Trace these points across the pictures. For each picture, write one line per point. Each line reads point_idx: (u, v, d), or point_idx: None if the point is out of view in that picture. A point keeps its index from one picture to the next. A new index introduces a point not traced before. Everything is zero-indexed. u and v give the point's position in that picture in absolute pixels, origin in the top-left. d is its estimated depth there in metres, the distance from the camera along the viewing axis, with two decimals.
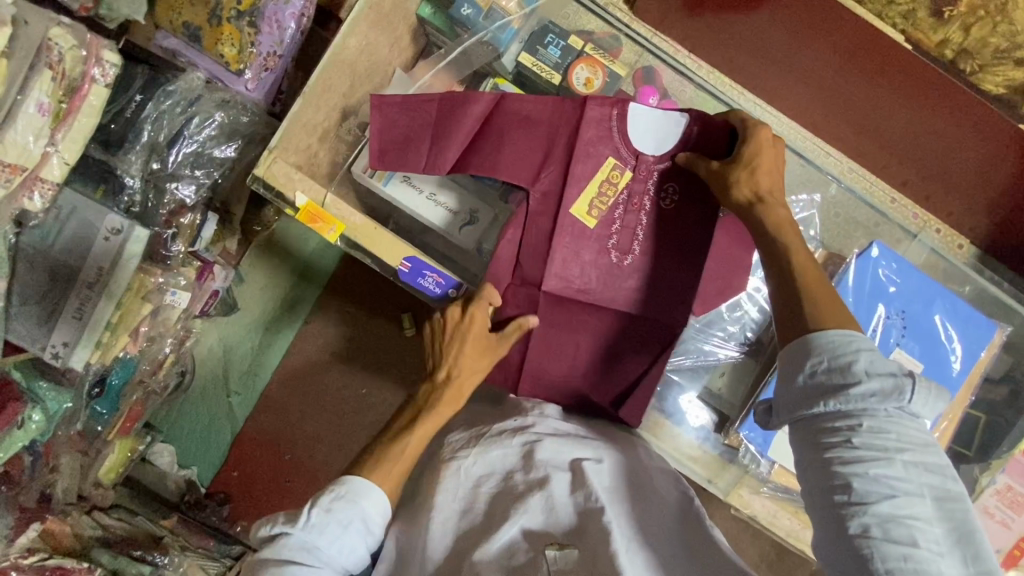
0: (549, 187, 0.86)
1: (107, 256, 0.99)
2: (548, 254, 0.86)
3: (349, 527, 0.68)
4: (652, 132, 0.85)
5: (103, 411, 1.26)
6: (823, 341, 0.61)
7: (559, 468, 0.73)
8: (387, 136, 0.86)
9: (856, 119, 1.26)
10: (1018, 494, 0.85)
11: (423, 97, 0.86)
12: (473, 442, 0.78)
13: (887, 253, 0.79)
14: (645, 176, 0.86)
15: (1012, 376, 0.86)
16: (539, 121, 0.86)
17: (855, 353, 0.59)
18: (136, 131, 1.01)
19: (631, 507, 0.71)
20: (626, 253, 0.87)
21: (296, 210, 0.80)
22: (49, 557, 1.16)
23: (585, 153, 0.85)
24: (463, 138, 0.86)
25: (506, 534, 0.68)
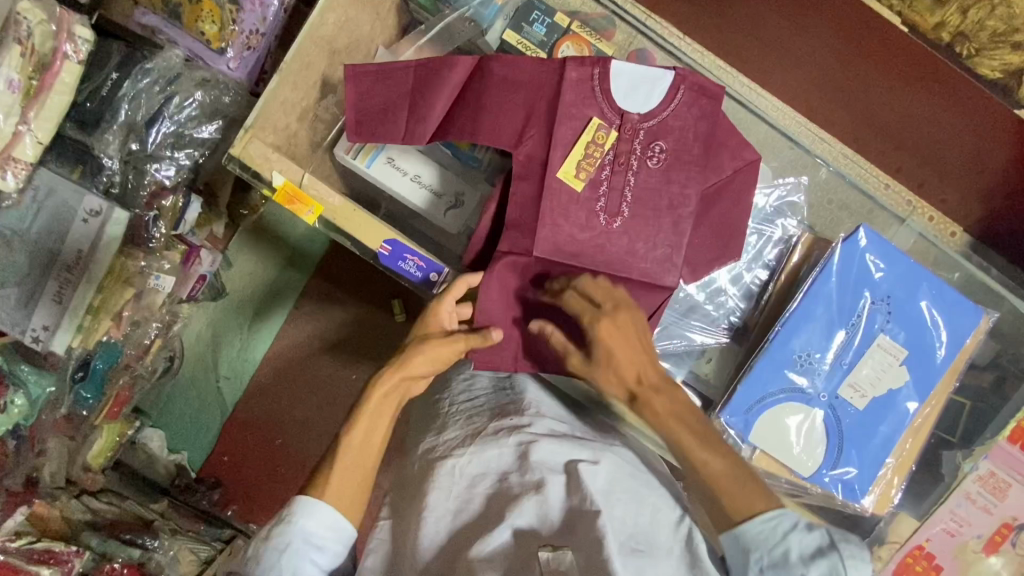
0: (532, 151, 0.81)
1: (86, 238, 0.97)
2: (537, 216, 0.81)
3: (288, 549, 0.65)
4: (638, 90, 0.80)
5: (88, 395, 1.20)
6: (750, 534, 0.62)
7: (555, 470, 0.71)
8: (365, 106, 0.84)
9: (852, 105, 1.25)
10: (1002, 481, 0.83)
11: (400, 64, 0.83)
12: (470, 441, 0.75)
13: (874, 237, 0.76)
14: (631, 136, 0.81)
15: (1000, 362, 0.85)
16: (521, 82, 0.81)
17: (786, 538, 0.61)
18: (113, 111, 0.98)
19: (626, 507, 0.69)
20: (615, 216, 0.81)
21: (273, 190, 0.77)
22: (37, 540, 1.15)
23: (567, 113, 0.80)
24: (443, 101, 0.83)
25: (498, 538, 0.66)
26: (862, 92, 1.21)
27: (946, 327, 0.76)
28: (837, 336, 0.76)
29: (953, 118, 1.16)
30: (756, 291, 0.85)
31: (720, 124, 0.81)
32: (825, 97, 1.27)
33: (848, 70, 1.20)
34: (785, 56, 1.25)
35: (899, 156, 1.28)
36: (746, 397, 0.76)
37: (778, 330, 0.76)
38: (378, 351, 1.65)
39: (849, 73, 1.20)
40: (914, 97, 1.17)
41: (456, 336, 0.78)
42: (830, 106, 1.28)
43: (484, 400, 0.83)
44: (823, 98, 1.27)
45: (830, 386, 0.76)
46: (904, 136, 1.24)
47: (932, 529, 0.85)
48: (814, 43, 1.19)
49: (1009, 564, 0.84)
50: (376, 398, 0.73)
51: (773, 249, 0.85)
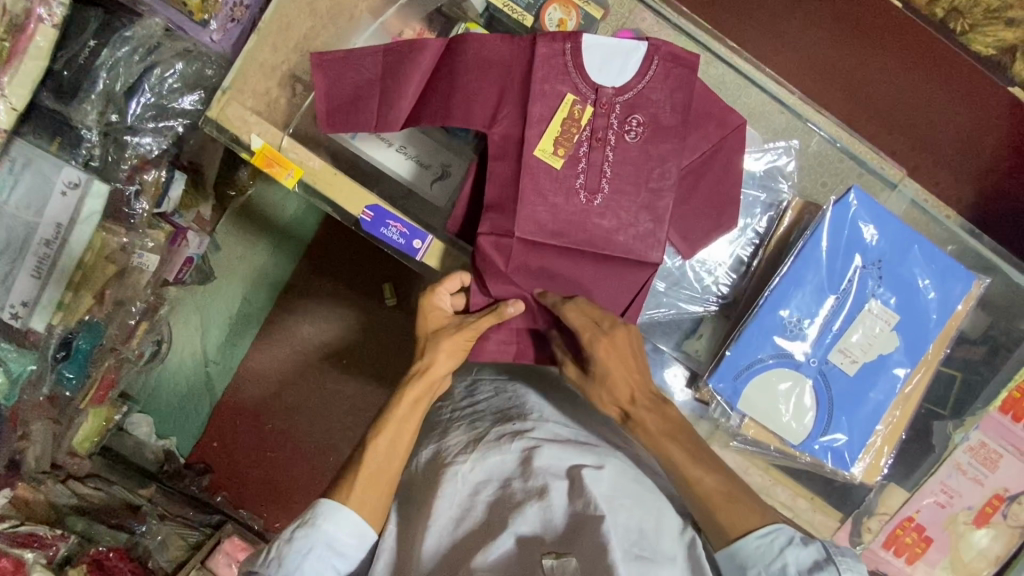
0: (508, 130, 0.75)
1: (66, 212, 0.95)
2: (515, 197, 0.75)
3: (311, 554, 0.65)
4: (609, 64, 0.74)
5: (71, 375, 1.15)
6: (747, 550, 0.64)
7: (558, 475, 0.66)
8: (335, 96, 0.79)
9: (847, 87, 1.26)
10: (993, 451, 0.84)
11: (366, 49, 0.78)
12: (471, 448, 0.72)
13: (866, 200, 0.74)
14: (607, 110, 0.75)
15: (993, 338, 0.83)
16: (493, 60, 0.75)
17: (780, 554, 0.62)
18: (91, 79, 0.95)
19: (631, 513, 0.64)
20: (595, 193, 0.75)
21: (251, 154, 0.75)
22: (20, 524, 1.15)
23: (540, 91, 0.74)
24: (413, 85, 0.78)
25: (500, 548, 0.62)
26: (859, 72, 1.24)
27: (937, 290, 0.75)
28: (827, 301, 0.75)
29: (950, 96, 1.21)
30: (746, 260, 0.83)
31: (694, 94, 0.76)
32: (820, 82, 1.26)
33: (845, 51, 1.23)
34: (780, 38, 1.25)
35: (896, 140, 1.28)
36: (734, 362, 0.75)
37: (766, 297, 0.74)
38: (369, 335, 1.64)
39: (845, 60, 1.24)
40: (911, 75, 1.22)
41: (467, 325, 0.76)
42: (826, 91, 1.27)
43: (486, 406, 0.82)
44: (818, 83, 1.27)
45: (819, 352, 0.75)
46: (900, 117, 1.26)
47: (922, 500, 0.85)
48: (813, 34, 1.24)
49: (998, 537, 0.85)
50: (405, 404, 0.74)
51: (764, 221, 0.83)
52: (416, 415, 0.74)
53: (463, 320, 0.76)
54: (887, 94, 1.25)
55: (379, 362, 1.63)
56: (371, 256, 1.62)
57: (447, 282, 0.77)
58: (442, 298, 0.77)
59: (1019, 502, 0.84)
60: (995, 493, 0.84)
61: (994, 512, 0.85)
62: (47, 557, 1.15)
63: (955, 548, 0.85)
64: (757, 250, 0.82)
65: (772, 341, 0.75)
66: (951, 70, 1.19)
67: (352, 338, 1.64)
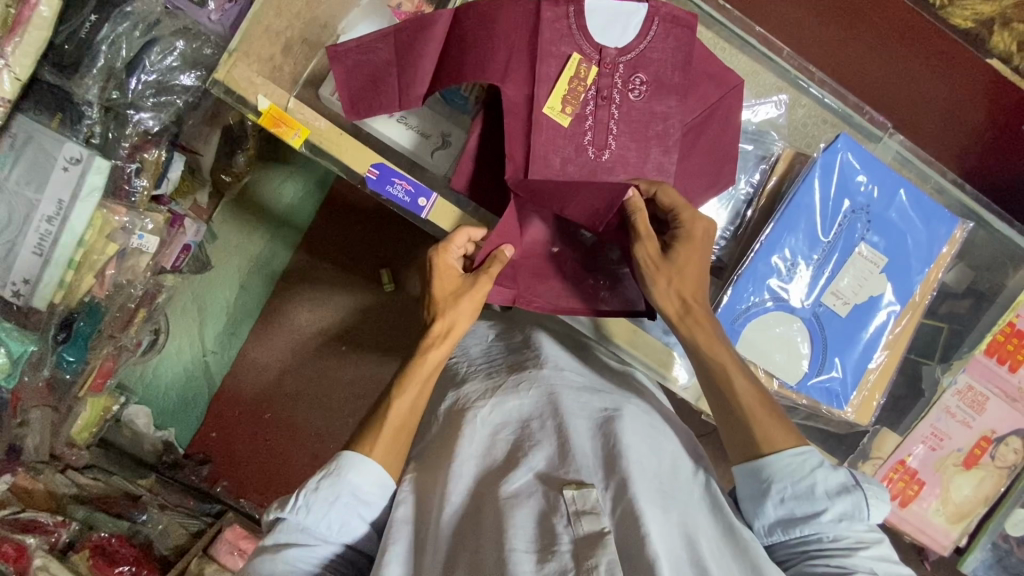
0: (517, 88, 0.74)
1: (66, 187, 0.95)
2: (529, 151, 0.75)
3: (338, 502, 0.65)
4: (612, 26, 0.76)
5: (71, 358, 1.15)
6: (777, 465, 0.66)
7: (578, 416, 0.71)
8: (354, 85, 0.79)
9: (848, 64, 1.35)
10: (979, 394, 0.87)
11: (376, 31, 0.77)
12: (490, 393, 0.76)
13: (855, 148, 0.77)
14: (611, 71, 0.76)
15: (977, 288, 0.88)
16: (498, 22, 0.74)
17: (812, 474, 0.65)
18: (92, 55, 0.94)
19: (646, 447, 0.69)
20: (603, 149, 0.77)
21: (258, 114, 0.76)
22: (21, 510, 1.15)
23: (547, 52, 0.74)
24: (429, 60, 0.77)
25: (520, 478, 0.65)
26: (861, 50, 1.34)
27: (922, 232, 0.79)
28: (819, 245, 0.78)
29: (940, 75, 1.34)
30: (741, 209, 0.84)
31: (694, 55, 0.78)
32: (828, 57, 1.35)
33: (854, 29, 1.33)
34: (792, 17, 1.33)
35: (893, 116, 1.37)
36: (731, 307, 0.77)
37: (763, 241, 0.77)
38: (367, 321, 1.65)
39: (825, 39, 1.34)
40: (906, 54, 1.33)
41: (482, 279, 0.76)
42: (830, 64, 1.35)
43: (501, 360, 0.84)
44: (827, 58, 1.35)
45: (813, 295, 0.78)
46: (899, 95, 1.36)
47: (914, 445, 0.87)
48: (795, 15, 1.33)
49: (987, 477, 0.88)
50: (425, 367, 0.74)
51: (759, 175, 0.84)
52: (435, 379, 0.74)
53: (485, 268, 0.76)
54: (886, 73, 1.35)
55: (379, 343, 1.64)
56: (371, 240, 1.64)
57: (456, 238, 0.76)
58: (452, 256, 0.77)
59: (1005, 443, 0.88)
60: (981, 435, 0.87)
61: (982, 454, 0.88)
62: (49, 544, 1.14)
63: (946, 490, 0.88)
64: (752, 198, 0.83)
65: (767, 284, 0.77)
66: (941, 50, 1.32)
67: (351, 324, 1.65)
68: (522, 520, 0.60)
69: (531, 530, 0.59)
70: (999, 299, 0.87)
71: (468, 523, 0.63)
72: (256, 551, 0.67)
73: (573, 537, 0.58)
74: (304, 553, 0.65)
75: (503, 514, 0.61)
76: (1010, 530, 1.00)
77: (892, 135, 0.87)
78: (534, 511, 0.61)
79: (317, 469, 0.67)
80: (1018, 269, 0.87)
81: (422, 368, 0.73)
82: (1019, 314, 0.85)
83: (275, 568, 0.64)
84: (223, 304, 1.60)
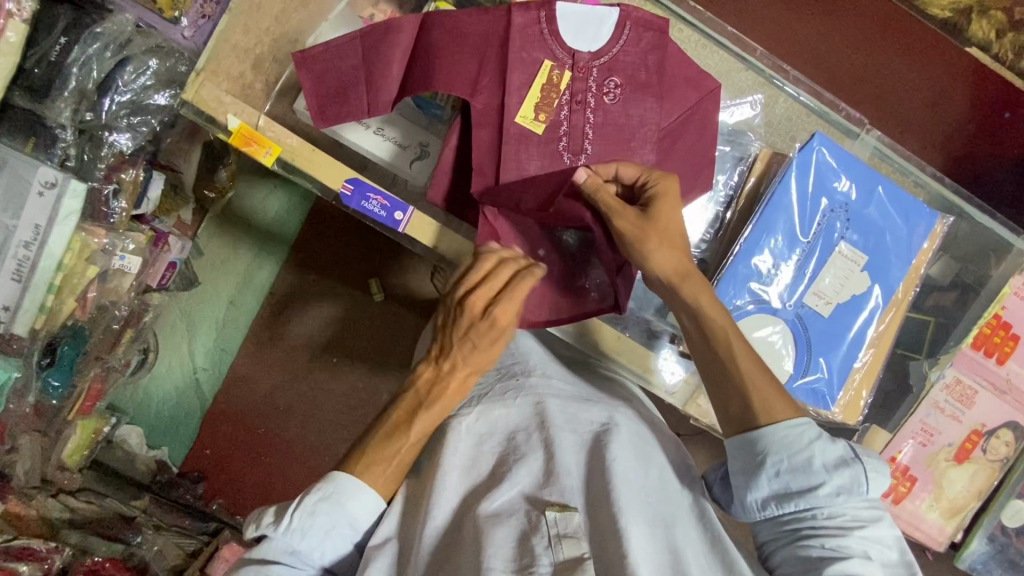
0: (490, 98, 0.75)
1: (42, 211, 0.94)
2: (498, 161, 0.75)
3: (331, 528, 0.64)
4: (584, 28, 0.75)
5: (57, 383, 1.14)
6: (773, 438, 0.64)
7: (567, 429, 0.71)
8: (322, 90, 0.78)
9: (823, 59, 1.35)
10: (968, 388, 0.87)
11: (344, 36, 0.76)
12: (475, 401, 0.75)
13: (830, 146, 0.77)
14: (585, 74, 0.76)
15: (961, 281, 0.87)
16: (468, 32, 0.74)
17: (810, 448, 0.63)
18: (64, 77, 0.93)
19: (632, 461, 0.69)
20: (579, 153, 0.76)
21: (229, 134, 0.76)
22: (14, 537, 1.06)
23: (518, 58, 0.74)
24: (396, 67, 0.76)
25: (504, 496, 0.65)
26: (839, 44, 1.35)
27: (901, 227, 0.78)
28: (799, 246, 0.77)
29: (920, 67, 1.35)
30: (720, 212, 0.83)
31: (668, 58, 0.77)
32: (806, 52, 1.35)
33: (829, 25, 1.34)
34: (768, 14, 1.34)
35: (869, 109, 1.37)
36: None
37: (741, 245, 0.76)
38: (361, 334, 1.63)
39: (804, 35, 1.34)
40: (884, 47, 1.34)
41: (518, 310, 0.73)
42: (803, 59, 1.35)
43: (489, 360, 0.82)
44: (805, 53, 1.35)
45: (795, 295, 0.78)
46: (881, 90, 1.36)
47: (903, 442, 0.88)
48: (771, 11, 1.34)
49: (979, 471, 0.88)
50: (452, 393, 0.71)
51: (738, 177, 0.83)
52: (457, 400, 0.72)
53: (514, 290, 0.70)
54: (863, 66, 1.35)
55: (371, 353, 1.63)
56: (357, 250, 1.63)
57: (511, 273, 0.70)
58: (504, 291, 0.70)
59: (996, 436, 0.88)
60: (972, 429, 0.87)
61: (973, 448, 0.88)
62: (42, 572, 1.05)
63: (938, 485, 0.88)
64: (730, 200, 0.82)
65: (750, 288, 0.77)
66: (918, 42, 1.34)
67: (346, 339, 1.64)
68: (502, 540, 0.61)
69: (511, 549, 0.60)
70: (984, 290, 0.87)
71: (451, 542, 0.64)
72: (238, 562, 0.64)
73: (553, 562, 0.59)
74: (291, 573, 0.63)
75: (482, 534, 0.62)
76: (1006, 521, 0.99)
77: (871, 131, 0.86)
78: (516, 529, 0.62)
79: (316, 487, 0.64)
80: (1001, 261, 0.86)
81: (446, 393, 0.70)
82: (1004, 305, 0.86)
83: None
84: (210, 314, 1.60)
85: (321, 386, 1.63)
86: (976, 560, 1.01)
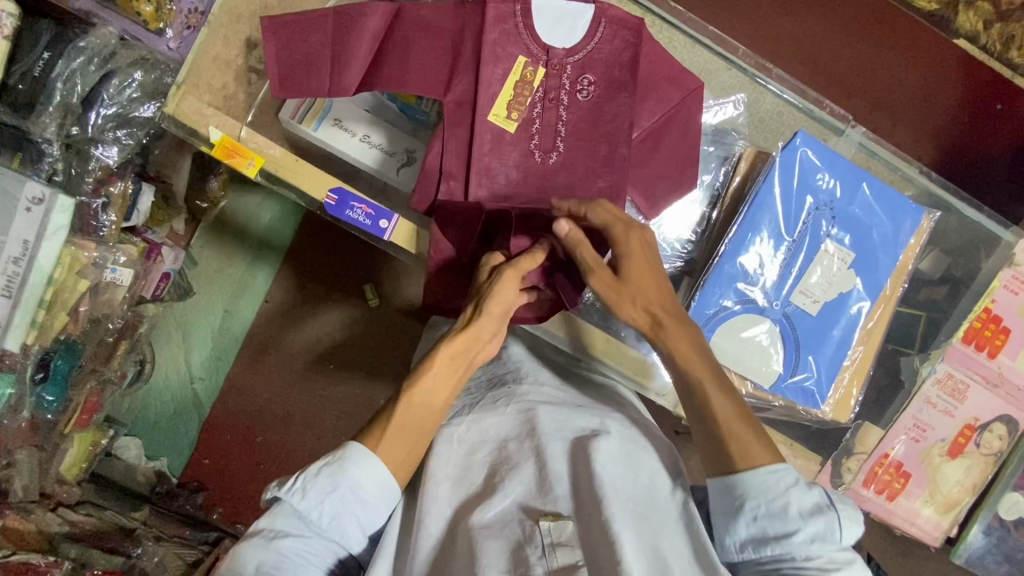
0: (462, 95, 0.75)
1: (31, 228, 0.93)
2: (468, 164, 0.75)
3: (334, 493, 0.61)
4: (558, 23, 0.75)
5: (50, 397, 1.15)
6: (751, 482, 0.64)
7: (558, 437, 0.71)
8: (286, 60, 0.75)
9: (809, 54, 1.35)
10: (960, 382, 0.87)
11: (319, 12, 0.75)
12: (468, 411, 0.76)
13: (814, 144, 0.77)
14: (559, 71, 0.75)
15: (952, 275, 0.86)
16: (441, 28, 0.75)
17: (787, 493, 0.62)
18: (48, 92, 0.93)
19: (625, 469, 0.69)
20: (551, 151, 0.76)
21: (212, 147, 0.76)
22: (11, 553, 1.01)
23: (492, 55, 0.74)
24: (364, 49, 0.75)
25: (497, 506, 0.64)
26: (826, 40, 1.35)
27: (887, 223, 0.78)
28: (784, 244, 0.77)
29: (907, 59, 1.34)
30: (704, 212, 0.83)
31: (645, 55, 0.77)
32: (791, 48, 1.35)
33: (815, 21, 1.34)
34: (753, 12, 1.34)
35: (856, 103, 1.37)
36: (698, 313, 0.76)
37: (725, 246, 0.76)
38: (356, 342, 1.63)
39: (790, 31, 1.34)
40: (870, 40, 1.34)
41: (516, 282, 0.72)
42: (788, 56, 1.35)
43: (484, 374, 0.84)
44: (790, 48, 1.35)
45: (781, 295, 0.77)
46: (868, 84, 1.36)
47: (897, 439, 0.88)
48: (756, 8, 1.34)
49: (973, 466, 0.89)
50: (443, 359, 0.69)
51: (724, 175, 0.83)
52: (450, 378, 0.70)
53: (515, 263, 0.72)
54: (850, 60, 1.35)
55: (369, 360, 1.63)
56: (350, 256, 1.63)
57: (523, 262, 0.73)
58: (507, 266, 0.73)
59: (990, 430, 0.88)
60: (965, 424, 0.87)
61: (967, 442, 0.88)
62: None
63: (933, 481, 0.89)
64: (714, 200, 0.82)
65: (734, 288, 0.77)
66: (905, 34, 1.34)
67: (341, 348, 1.64)
68: (494, 552, 0.60)
69: (504, 560, 0.60)
70: (974, 284, 0.86)
71: (445, 554, 0.63)
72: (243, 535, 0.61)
73: (547, 569, 0.59)
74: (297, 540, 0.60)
75: (475, 547, 0.61)
76: (1004, 513, 0.99)
77: (855, 126, 0.86)
78: (509, 540, 0.61)
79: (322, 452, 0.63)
80: (991, 253, 0.86)
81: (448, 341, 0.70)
82: (993, 298, 0.86)
83: (266, 557, 0.58)
84: (203, 322, 1.60)
85: (318, 394, 1.63)
86: (972, 553, 1.01)
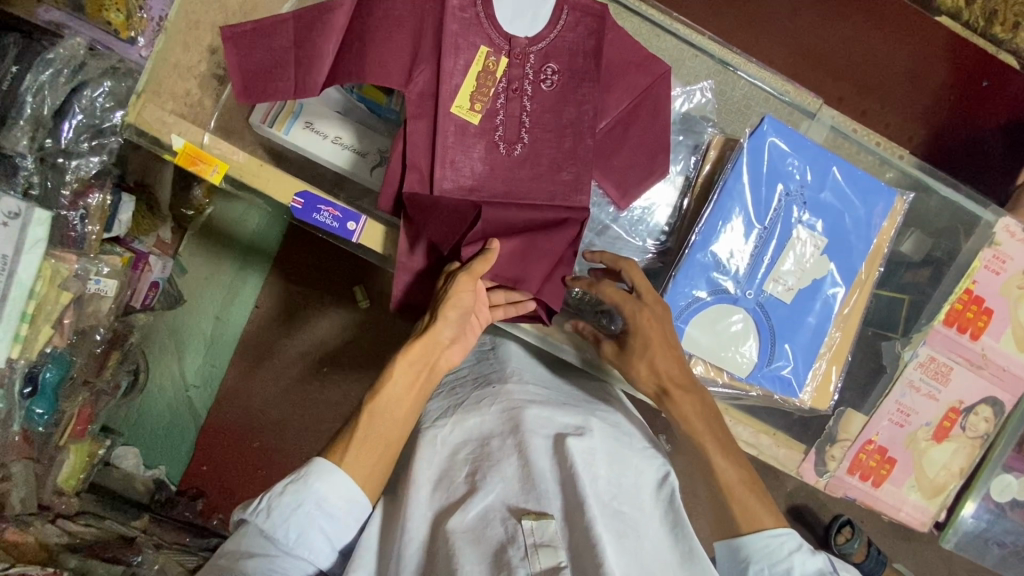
0: (424, 87, 0.74)
1: (7, 242, 0.90)
2: (433, 158, 0.74)
3: (299, 510, 0.61)
4: (519, 13, 0.74)
5: (42, 412, 1.13)
6: (754, 546, 0.68)
7: (541, 434, 0.70)
8: (250, 67, 0.74)
9: (791, 39, 1.33)
10: (942, 364, 0.86)
11: (278, 17, 0.74)
12: (451, 412, 0.76)
13: (781, 131, 0.76)
14: (522, 61, 0.75)
15: (933, 256, 0.87)
16: (402, 20, 0.73)
17: (788, 556, 0.67)
18: (18, 106, 0.92)
19: (610, 470, 0.69)
20: (516, 143, 0.75)
21: (175, 154, 0.76)
22: (14, 565, 0.99)
23: (454, 46, 0.73)
24: (327, 49, 0.74)
25: (477, 507, 0.64)
26: (805, 24, 1.33)
27: (860, 206, 0.78)
28: (755, 231, 0.76)
29: (891, 39, 1.33)
30: (677, 202, 0.82)
31: (608, 43, 0.76)
32: (772, 32, 1.33)
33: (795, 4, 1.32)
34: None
35: (841, 87, 1.35)
36: (672, 304, 0.76)
37: (696, 236, 0.75)
38: (346, 344, 1.63)
39: (770, 15, 1.33)
40: (852, 21, 1.32)
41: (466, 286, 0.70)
42: (769, 42, 1.34)
43: (469, 373, 0.85)
44: (771, 33, 1.33)
45: (754, 283, 0.77)
46: (851, 67, 1.34)
47: (881, 423, 0.86)
48: None
49: (959, 449, 0.87)
50: (402, 366, 0.69)
51: (696, 163, 0.82)
52: (413, 391, 0.70)
53: (466, 267, 0.70)
54: (833, 42, 1.34)
55: (361, 361, 1.62)
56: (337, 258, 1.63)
57: (478, 266, 0.69)
58: (467, 284, 0.70)
59: (975, 413, 0.87)
60: (949, 407, 0.86)
61: (953, 425, 0.87)
62: None
63: (920, 466, 0.87)
64: (685, 188, 0.82)
65: (708, 278, 0.76)
66: (886, 13, 1.32)
67: (333, 351, 1.63)
68: (475, 555, 0.60)
69: (486, 563, 0.59)
70: (956, 262, 0.86)
71: (427, 557, 0.63)
72: (212, 560, 0.61)
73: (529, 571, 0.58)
74: (261, 562, 0.59)
75: (454, 552, 0.60)
76: (997, 496, 0.98)
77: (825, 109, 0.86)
78: (491, 543, 0.60)
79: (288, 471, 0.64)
80: (970, 235, 0.86)
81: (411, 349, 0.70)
82: (974, 280, 0.84)
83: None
84: (195, 327, 1.60)
85: (311, 397, 1.63)
86: (962, 537, 1.01)
